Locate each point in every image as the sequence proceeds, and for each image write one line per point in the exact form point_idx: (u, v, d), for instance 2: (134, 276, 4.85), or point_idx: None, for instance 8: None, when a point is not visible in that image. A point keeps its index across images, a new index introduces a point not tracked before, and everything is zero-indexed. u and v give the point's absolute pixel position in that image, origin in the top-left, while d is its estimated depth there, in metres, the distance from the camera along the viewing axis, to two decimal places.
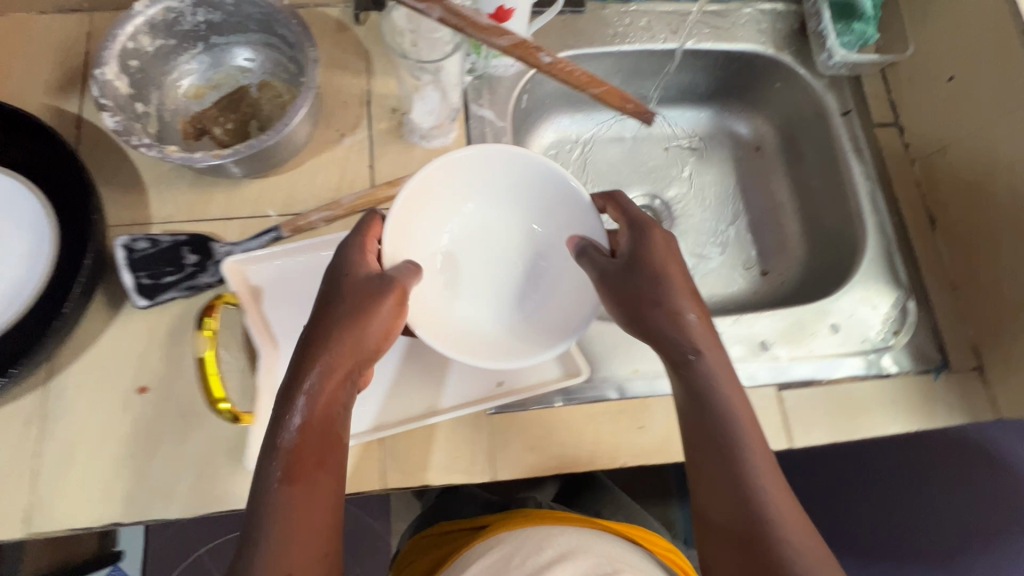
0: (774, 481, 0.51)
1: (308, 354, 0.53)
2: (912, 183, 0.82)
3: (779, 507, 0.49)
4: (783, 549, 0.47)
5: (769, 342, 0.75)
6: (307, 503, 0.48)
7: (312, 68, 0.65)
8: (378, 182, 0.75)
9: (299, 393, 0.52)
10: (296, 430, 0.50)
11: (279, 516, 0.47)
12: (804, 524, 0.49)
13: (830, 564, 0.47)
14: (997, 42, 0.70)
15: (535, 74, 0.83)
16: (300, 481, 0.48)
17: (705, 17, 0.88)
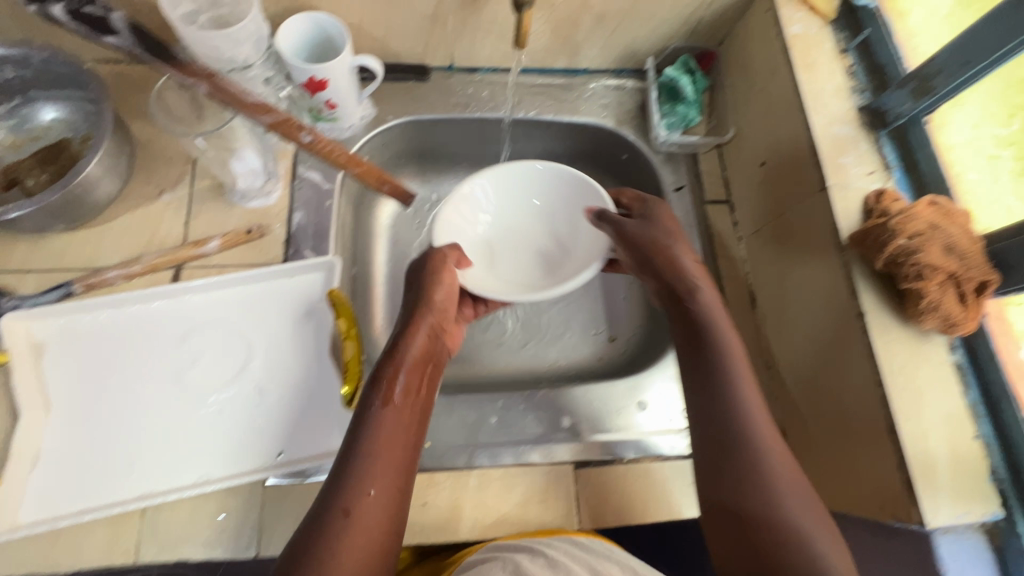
0: (753, 390, 0.58)
1: (401, 351, 0.61)
2: (736, 260, 0.83)
3: (764, 435, 0.55)
4: (764, 477, 0.52)
5: (571, 417, 0.75)
6: (386, 483, 0.53)
7: (105, 129, 0.68)
8: (190, 240, 0.75)
9: (383, 363, 0.60)
10: (375, 392, 0.57)
11: (359, 481, 0.52)
12: (795, 466, 0.54)
13: (821, 513, 0.51)
14: (792, 133, 0.73)
15: (372, 139, 0.85)
16: (386, 453, 0.54)
17: (549, 91, 0.91)
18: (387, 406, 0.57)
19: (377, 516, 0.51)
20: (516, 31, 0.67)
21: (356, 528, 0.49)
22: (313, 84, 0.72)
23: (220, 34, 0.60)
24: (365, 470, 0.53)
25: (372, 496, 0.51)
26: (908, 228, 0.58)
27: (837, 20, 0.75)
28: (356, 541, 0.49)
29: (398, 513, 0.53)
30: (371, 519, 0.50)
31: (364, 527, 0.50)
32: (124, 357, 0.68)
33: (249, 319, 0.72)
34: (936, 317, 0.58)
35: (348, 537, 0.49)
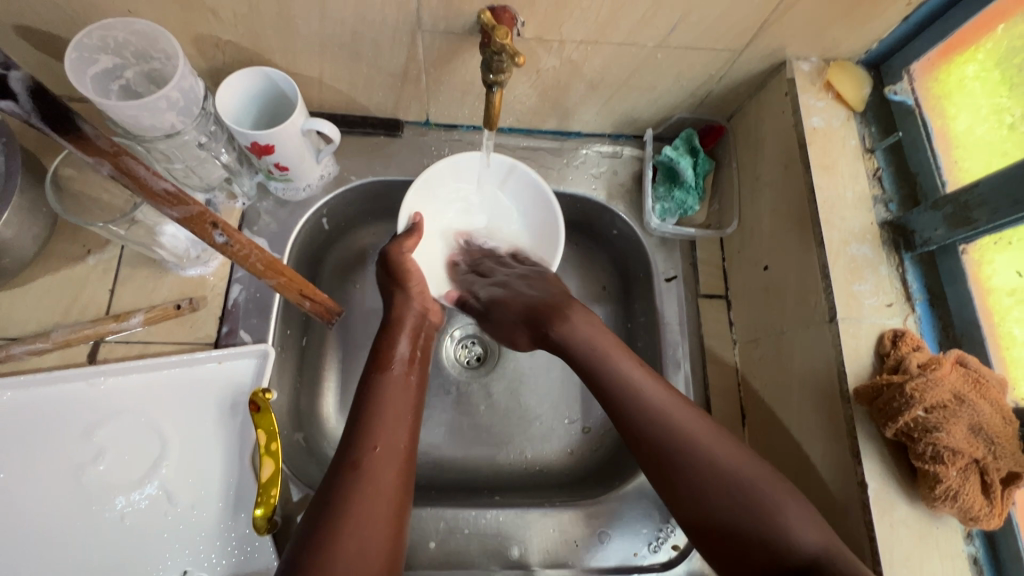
0: (658, 391, 0.58)
1: (393, 323, 0.66)
2: (730, 368, 0.72)
3: (682, 426, 0.55)
4: (694, 460, 0.54)
5: (522, 546, 0.65)
6: (390, 424, 0.57)
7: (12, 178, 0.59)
8: (113, 311, 0.66)
9: (397, 340, 0.64)
10: (393, 366, 0.62)
11: (364, 431, 0.55)
12: (721, 441, 0.55)
13: (746, 462, 0.53)
14: (802, 243, 0.62)
15: (333, 200, 0.77)
16: (390, 416, 0.57)
17: (537, 154, 0.81)
18: (387, 369, 0.61)
19: (387, 467, 0.54)
20: (486, 109, 0.57)
21: (367, 480, 0.52)
22: (258, 148, 0.62)
23: (137, 104, 0.52)
24: (370, 427, 0.56)
25: (380, 452, 0.54)
26: (928, 397, 0.49)
27: (866, 111, 0.66)
28: (366, 492, 0.52)
29: (405, 468, 0.55)
30: (378, 476, 0.53)
31: (374, 489, 0.52)
32: (22, 447, 0.61)
33: (167, 410, 0.63)
34: (951, 507, 0.49)
35: (360, 490, 0.52)
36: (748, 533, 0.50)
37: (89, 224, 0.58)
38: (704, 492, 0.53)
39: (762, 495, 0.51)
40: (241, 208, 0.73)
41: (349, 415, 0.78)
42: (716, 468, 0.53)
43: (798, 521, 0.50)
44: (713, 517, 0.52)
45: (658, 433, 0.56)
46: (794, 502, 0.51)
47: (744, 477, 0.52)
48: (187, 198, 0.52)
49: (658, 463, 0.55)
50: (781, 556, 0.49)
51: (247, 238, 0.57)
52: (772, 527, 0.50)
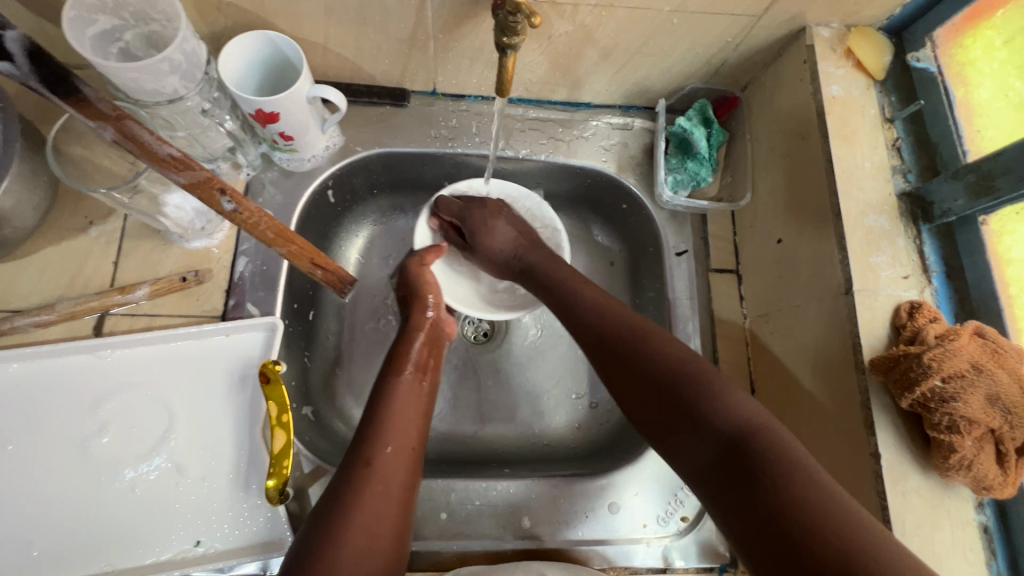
0: (604, 296, 0.62)
1: (409, 331, 0.66)
2: (740, 344, 0.72)
3: (612, 311, 0.60)
4: (627, 340, 0.56)
5: (532, 517, 0.66)
6: (403, 428, 0.56)
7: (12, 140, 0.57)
8: (118, 284, 0.65)
9: (409, 349, 0.64)
10: (406, 374, 0.61)
11: (377, 431, 0.55)
12: (646, 323, 0.58)
13: (675, 341, 0.55)
14: (817, 215, 0.61)
15: (340, 171, 0.75)
16: (400, 421, 0.57)
17: (547, 125, 0.79)
18: (401, 373, 0.61)
19: (396, 468, 0.53)
20: (498, 74, 0.55)
21: (379, 475, 0.52)
22: (262, 116, 0.61)
23: (138, 67, 0.51)
24: (383, 428, 0.56)
25: (391, 450, 0.54)
26: (945, 366, 0.49)
27: (885, 79, 0.65)
28: (377, 487, 0.51)
29: (413, 469, 0.55)
30: (390, 472, 0.52)
31: (385, 487, 0.52)
32: (30, 419, 0.60)
33: (175, 383, 0.63)
34: (964, 476, 0.49)
35: (371, 484, 0.51)
36: (678, 396, 0.50)
37: (91, 191, 0.57)
38: (654, 355, 0.54)
39: (707, 374, 0.51)
40: (245, 179, 0.71)
41: (356, 390, 0.78)
42: (670, 356, 0.53)
43: (733, 396, 0.48)
44: (658, 378, 0.52)
45: (615, 332, 0.57)
46: (733, 386, 0.49)
47: (692, 364, 0.52)
48: (194, 164, 0.51)
49: (613, 361, 0.56)
50: (715, 416, 0.47)
51: (256, 207, 0.56)
52: (712, 399, 0.48)
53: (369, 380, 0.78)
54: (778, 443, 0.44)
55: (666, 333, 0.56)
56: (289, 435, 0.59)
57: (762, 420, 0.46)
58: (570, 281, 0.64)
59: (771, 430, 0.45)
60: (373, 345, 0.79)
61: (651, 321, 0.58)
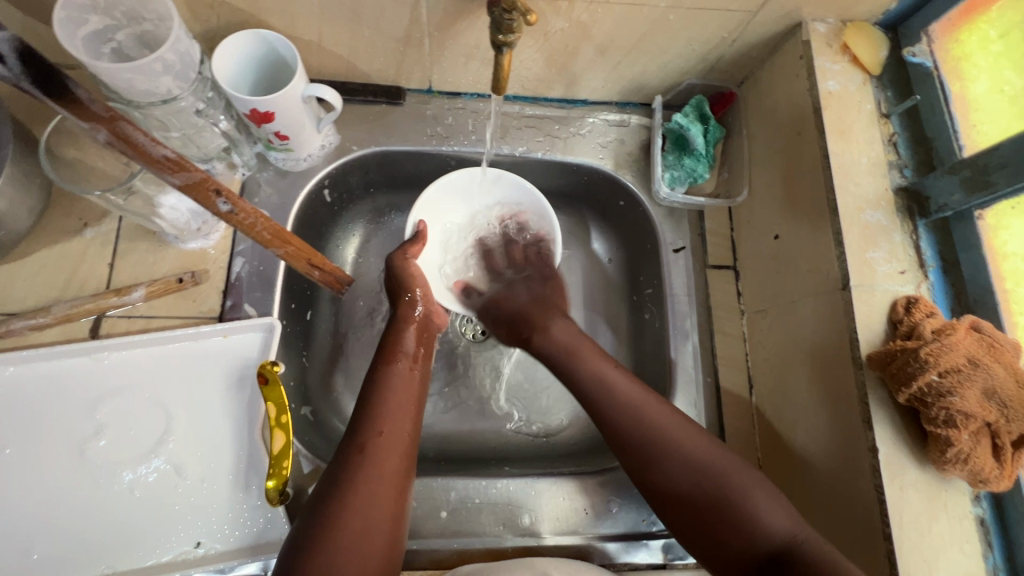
0: (632, 381, 0.61)
1: (397, 322, 0.66)
2: (738, 340, 0.72)
3: (631, 396, 0.59)
4: (655, 442, 0.56)
5: (532, 515, 0.66)
6: (396, 416, 0.56)
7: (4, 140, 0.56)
8: (113, 286, 0.65)
9: (402, 339, 0.64)
10: (397, 363, 0.61)
11: (371, 418, 0.55)
12: (677, 416, 0.58)
13: (701, 436, 0.56)
14: (814, 209, 0.62)
15: (336, 170, 0.74)
16: (393, 408, 0.57)
17: (544, 123, 0.79)
18: (394, 362, 0.61)
19: (391, 455, 0.53)
20: (494, 72, 0.54)
21: (373, 462, 0.52)
22: (257, 115, 0.60)
23: (131, 67, 0.50)
24: (376, 415, 0.56)
25: (384, 437, 0.54)
26: (942, 361, 0.49)
27: (882, 74, 0.65)
28: (373, 474, 0.51)
29: (408, 454, 0.55)
30: (384, 460, 0.53)
31: (381, 473, 0.52)
32: (27, 422, 0.60)
33: (173, 385, 0.63)
34: (961, 470, 0.49)
35: (366, 471, 0.51)
36: (718, 508, 0.52)
37: (85, 193, 0.57)
38: (673, 476, 0.54)
39: (733, 477, 0.53)
40: (240, 179, 0.71)
41: (355, 390, 0.77)
42: (694, 455, 0.55)
43: (763, 505, 0.51)
44: (688, 495, 0.54)
45: (641, 429, 0.57)
46: (761, 490, 0.53)
47: (719, 466, 0.54)
48: (189, 165, 0.51)
49: (635, 460, 0.56)
50: (755, 534, 0.50)
51: (252, 207, 0.56)
52: (746, 517, 0.51)
53: (367, 379, 0.78)
54: (818, 549, 0.48)
55: (698, 429, 0.57)
56: (288, 436, 0.59)
57: (794, 528, 0.50)
58: (594, 359, 0.64)
59: (807, 542, 0.48)
60: (371, 344, 0.79)
61: (669, 404, 0.59)
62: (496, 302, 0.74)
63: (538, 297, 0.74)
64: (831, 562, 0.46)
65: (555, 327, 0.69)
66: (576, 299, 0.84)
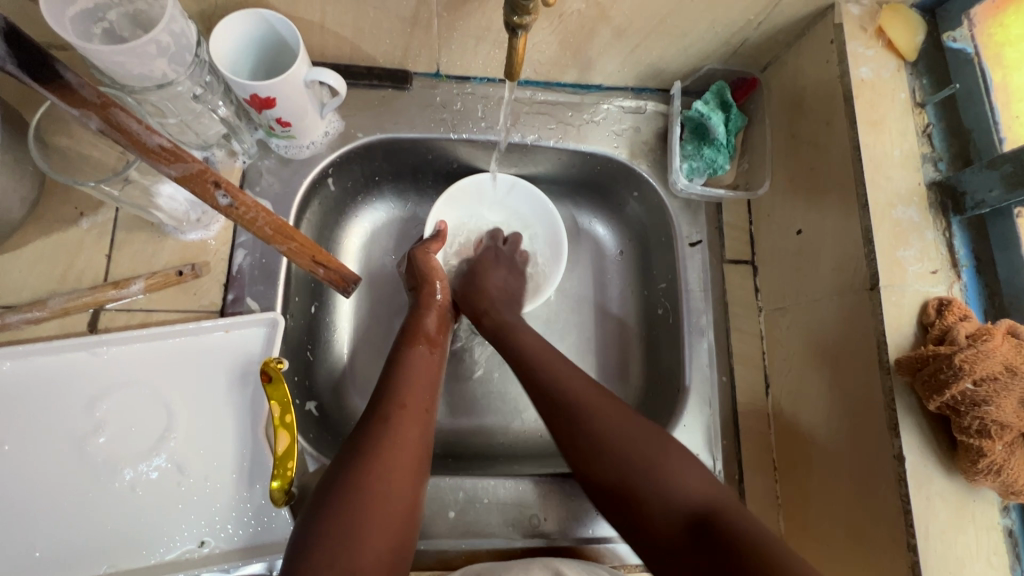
0: (562, 362, 0.62)
1: (420, 307, 0.67)
2: (755, 337, 0.70)
3: (553, 376, 0.60)
4: (574, 414, 0.57)
5: (541, 515, 0.64)
6: (417, 392, 0.57)
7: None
8: (111, 278, 0.63)
9: (423, 322, 0.66)
10: (417, 345, 0.62)
11: (391, 393, 0.56)
12: (587, 387, 0.59)
13: (628, 416, 0.56)
14: (842, 203, 0.59)
15: (340, 158, 0.71)
16: (413, 384, 0.58)
17: (557, 109, 0.75)
18: (415, 344, 0.63)
19: (412, 427, 0.54)
20: (507, 58, 0.51)
21: (393, 431, 0.52)
22: (258, 101, 0.57)
23: (123, 50, 0.47)
24: (397, 392, 0.56)
25: (407, 410, 0.55)
26: (978, 368, 0.47)
27: (918, 60, 0.61)
28: (394, 443, 0.52)
29: (428, 428, 0.56)
30: (404, 431, 0.53)
31: (402, 442, 0.52)
32: (26, 418, 0.58)
33: (174, 381, 0.61)
34: (992, 481, 0.47)
35: (387, 440, 0.52)
36: (628, 484, 0.52)
37: (79, 184, 0.54)
38: (603, 464, 0.54)
39: (651, 453, 0.53)
40: (241, 167, 0.68)
41: (360, 385, 0.76)
42: (611, 430, 0.55)
43: (689, 473, 0.52)
44: (612, 481, 0.53)
45: (568, 400, 0.58)
46: (683, 459, 0.53)
47: (620, 442, 0.54)
48: (185, 154, 0.48)
49: (563, 433, 0.57)
50: (675, 500, 0.50)
51: (253, 201, 0.53)
52: (660, 485, 0.51)
53: (373, 374, 0.76)
54: (735, 513, 0.49)
55: (614, 402, 0.58)
56: (294, 437, 0.57)
57: (714, 494, 0.51)
58: (545, 355, 0.63)
59: (732, 509, 0.49)
60: (376, 338, 0.78)
61: (588, 378, 0.60)
62: (467, 294, 0.73)
63: (508, 284, 0.75)
64: (760, 535, 0.46)
65: (489, 315, 0.70)
66: (587, 293, 0.82)
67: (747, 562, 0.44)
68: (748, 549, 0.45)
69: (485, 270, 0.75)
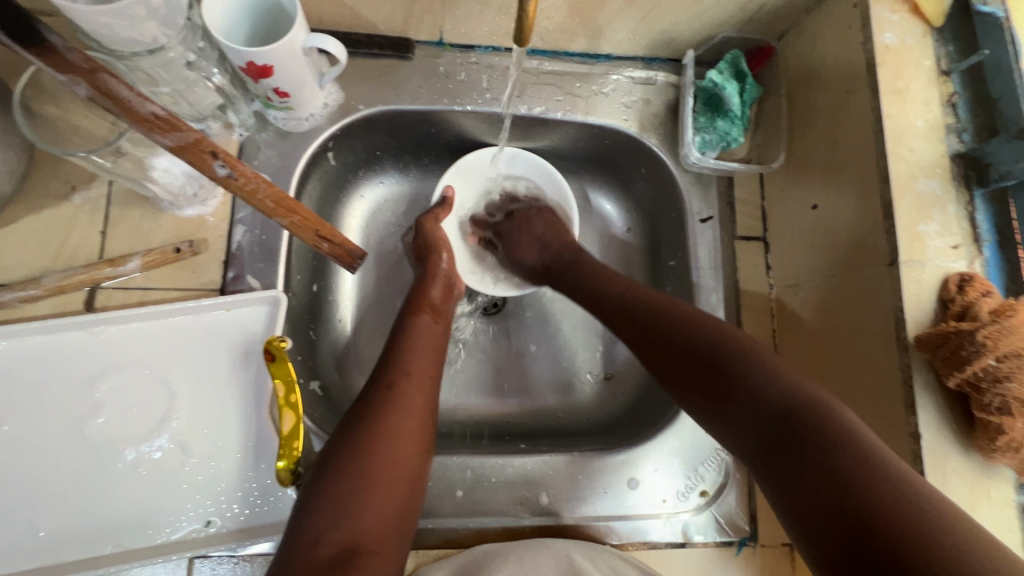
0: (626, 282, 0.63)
1: (424, 278, 0.67)
2: (766, 315, 0.69)
3: (622, 285, 0.63)
4: (658, 324, 0.56)
5: (550, 494, 0.64)
6: (421, 361, 0.56)
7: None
8: (106, 256, 0.61)
9: (427, 293, 0.65)
10: (419, 314, 0.62)
11: (395, 361, 0.55)
12: (652, 292, 0.60)
13: (710, 318, 0.54)
14: (862, 176, 0.57)
15: (340, 131, 0.69)
16: (416, 353, 0.57)
17: (566, 79, 0.72)
18: (418, 314, 0.62)
19: (416, 392, 0.53)
20: (517, 21, 0.46)
21: (397, 397, 0.52)
22: (255, 69, 0.55)
23: (110, 11, 0.44)
24: (400, 359, 0.56)
25: (411, 377, 0.54)
26: (1000, 345, 0.46)
27: (943, 27, 0.58)
28: (398, 409, 0.51)
29: (432, 396, 0.55)
30: (409, 397, 0.52)
31: (405, 408, 0.51)
32: (23, 399, 0.57)
33: (174, 360, 0.60)
34: (1009, 457, 0.47)
35: (392, 405, 0.51)
36: (719, 366, 0.49)
37: (70, 155, 0.52)
38: (679, 336, 0.53)
39: (739, 341, 0.50)
40: (238, 140, 0.65)
41: (363, 364, 0.75)
42: (694, 325, 0.53)
43: (776, 368, 0.47)
44: (682, 354, 0.52)
45: (637, 305, 0.59)
46: (768, 353, 0.49)
47: (720, 334, 0.51)
48: (180, 123, 0.46)
49: (647, 330, 0.56)
50: (756, 386, 0.46)
51: (252, 171, 0.51)
52: (754, 369, 0.47)
53: (377, 353, 0.75)
54: (822, 405, 0.43)
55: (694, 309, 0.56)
56: (300, 417, 0.56)
57: (808, 392, 0.44)
58: (597, 271, 0.67)
59: (815, 402, 0.42)
60: (379, 317, 0.77)
61: (632, 279, 0.64)
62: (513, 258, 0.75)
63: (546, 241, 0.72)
64: (843, 425, 0.40)
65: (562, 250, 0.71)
66: None
67: (831, 443, 0.39)
68: (829, 441, 0.39)
69: (515, 245, 0.74)
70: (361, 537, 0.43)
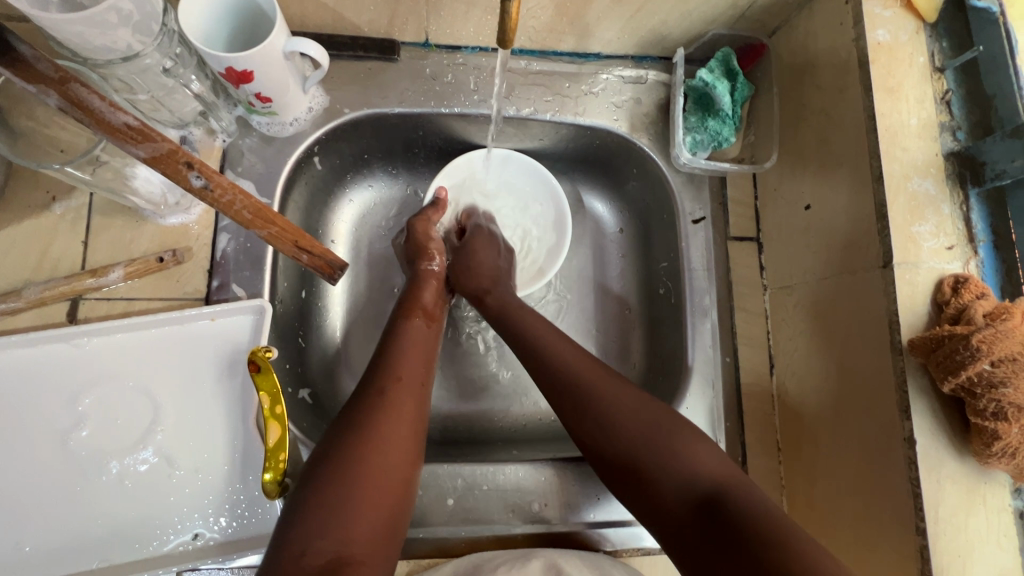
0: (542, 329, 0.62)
1: (418, 281, 0.66)
2: (760, 317, 0.68)
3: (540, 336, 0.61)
4: (601, 400, 0.54)
5: (542, 501, 0.63)
6: (412, 365, 0.55)
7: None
8: (88, 266, 0.60)
9: (420, 296, 0.64)
10: (412, 318, 0.61)
11: (385, 367, 0.54)
12: (576, 354, 0.59)
13: (631, 394, 0.55)
14: (855, 176, 0.56)
15: (325, 135, 0.67)
16: (409, 358, 0.56)
17: (555, 79, 0.71)
18: (410, 318, 0.61)
19: (407, 398, 0.52)
20: (500, 22, 0.45)
21: (388, 402, 0.51)
22: (234, 75, 0.53)
23: (82, 18, 0.43)
24: (393, 364, 0.55)
25: (402, 382, 0.53)
26: (995, 349, 0.45)
27: (936, 22, 0.57)
28: (388, 415, 0.50)
29: (424, 403, 0.54)
30: (400, 402, 0.51)
31: (396, 415, 0.50)
32: (4, 413, 0.56)
33: (159, 371, 0.59)
34: (1005, 463, 0.47)
35: (382, 412, 0.50)
36: (640, 461, 0.50)
37: (45, 168, 0.51)
38: (618, 423, 0.53)
39: (657, 427, 0.52)
40: (221, 146, 0.64)
41: (353, 371, 0.74)
42: (620, 411, 0.53)
43: (692, 454, 0.50)
44: (615, 451, 0.52)
45: (576, 380, 0.56)
46: (695, 438, 0.51)
47: (644, 413, 0.53)
48: (153, 133, 0.45)
49: (574, 407, 0.55)
50: (673, 485, 0.48)
51: (228, 182, 0.50)
52: (673, 461, 0.49)
53: (367, 359, 0.75)
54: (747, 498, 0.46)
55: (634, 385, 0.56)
56: (286, 427, 0.55)
57: (724, 473, 0.48)
58: (524, 316, 0.64)
59: (736, 486, 0.47)
60: (370, 322, 0.76)
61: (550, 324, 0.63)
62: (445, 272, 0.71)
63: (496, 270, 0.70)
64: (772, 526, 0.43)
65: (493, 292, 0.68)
66: (586, 273, 0.79)
67: (755, 544, 0.42)
68: (761, 541, 0.42)
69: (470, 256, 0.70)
70: (348, 546, 0.43)
